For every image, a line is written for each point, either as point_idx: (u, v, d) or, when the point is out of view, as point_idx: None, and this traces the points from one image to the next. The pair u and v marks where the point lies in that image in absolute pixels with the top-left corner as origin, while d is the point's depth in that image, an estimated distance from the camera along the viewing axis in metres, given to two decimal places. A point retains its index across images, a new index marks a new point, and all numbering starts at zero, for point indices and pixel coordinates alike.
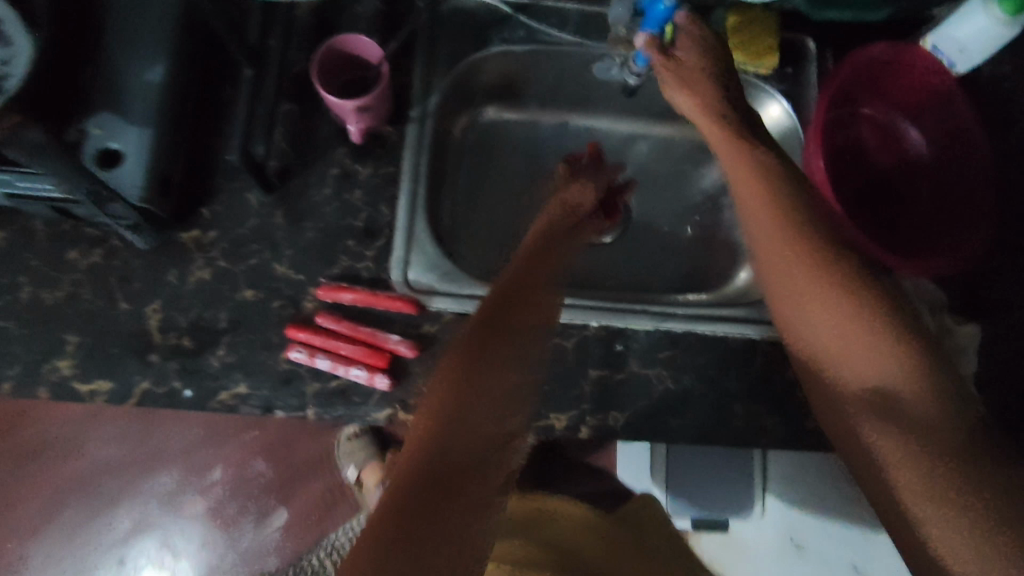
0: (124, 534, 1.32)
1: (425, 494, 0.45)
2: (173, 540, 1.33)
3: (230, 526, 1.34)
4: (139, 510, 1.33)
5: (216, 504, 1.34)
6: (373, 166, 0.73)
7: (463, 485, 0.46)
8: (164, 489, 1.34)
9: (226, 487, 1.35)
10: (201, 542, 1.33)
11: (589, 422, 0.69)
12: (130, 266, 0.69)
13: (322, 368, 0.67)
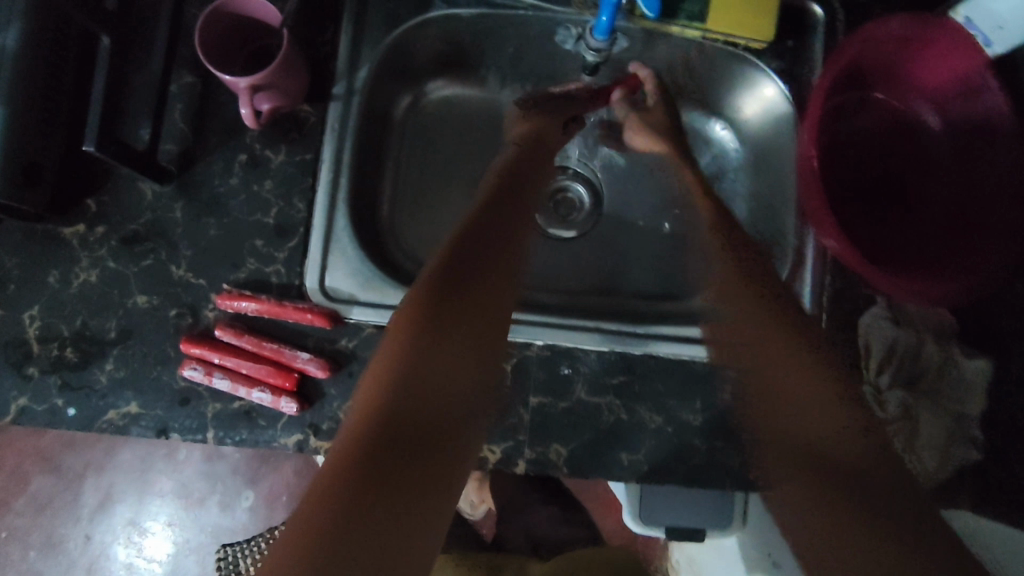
0: (90, 511, 1.24)
1: (368, 462, 0.39)
2: (140, 518, 1.25)
3: (197, 504, 1.25)
4: (105, 483, 1.24)
5: (184, 482, 1.25)
6: (287, 153, 0.62)
7: (406, 453, 0.41)
8: (126, 467, 1.25)
9: (194, 466, 1.25)
10: (169, 520, 1.25)
11: (527, 456, 0.60)
12: (6, 265, 0.60)
13: (221, 389, 0.59)
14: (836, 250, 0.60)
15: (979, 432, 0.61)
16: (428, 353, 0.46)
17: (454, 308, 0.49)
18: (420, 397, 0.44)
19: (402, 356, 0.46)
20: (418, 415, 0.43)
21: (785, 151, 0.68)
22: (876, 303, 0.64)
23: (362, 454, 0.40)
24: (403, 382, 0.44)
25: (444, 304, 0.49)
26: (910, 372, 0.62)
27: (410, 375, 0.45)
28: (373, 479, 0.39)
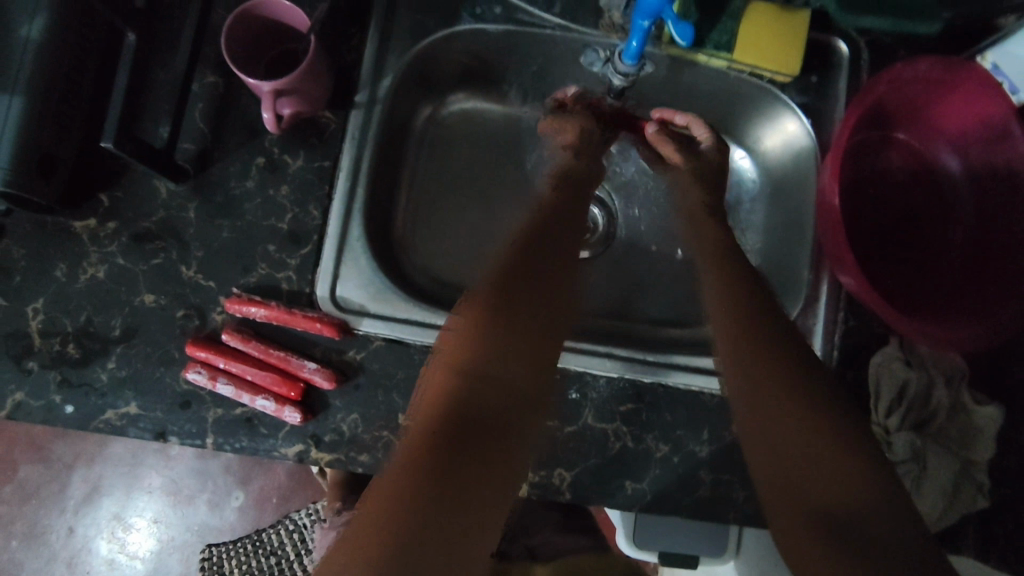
0: (76, 503, 1.22)
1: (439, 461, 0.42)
2: (125, 513, 1.23)
3: (185, 503, 1.23)
4: (95, 476, 1.22)
5: (174, 478, 1.23)
6: (305, 159, 0.62)
7: (467, 450, 0.44)
8: (116, 459, 1.23)
9: (185, 462, 1.24)
10: (155, 516, 1.23)
11: (530, 478, 0.59)
12: (13, 257, 0.59)
13: (224, 395, 0.58)
14: (853, 287, 0.59)
15: (985, 478, 0.61)
16: (490, 367, 0.50)
17: (509, 323, 0.54)
18: (481, 404, 0.47)
19: (453, 387, 0.49)
20: (486, 423, 0.46)
21: (805, 184, 0.68)
22: (888, 343, 0.64)
23: (430, 452, 0.43)
24: (467, 396, 0.47)
25: (504, 321, 0.54)
26: (918, 414, 0.61)
27: (481, 392, 0.48)
28: (454, 479, 0.42)
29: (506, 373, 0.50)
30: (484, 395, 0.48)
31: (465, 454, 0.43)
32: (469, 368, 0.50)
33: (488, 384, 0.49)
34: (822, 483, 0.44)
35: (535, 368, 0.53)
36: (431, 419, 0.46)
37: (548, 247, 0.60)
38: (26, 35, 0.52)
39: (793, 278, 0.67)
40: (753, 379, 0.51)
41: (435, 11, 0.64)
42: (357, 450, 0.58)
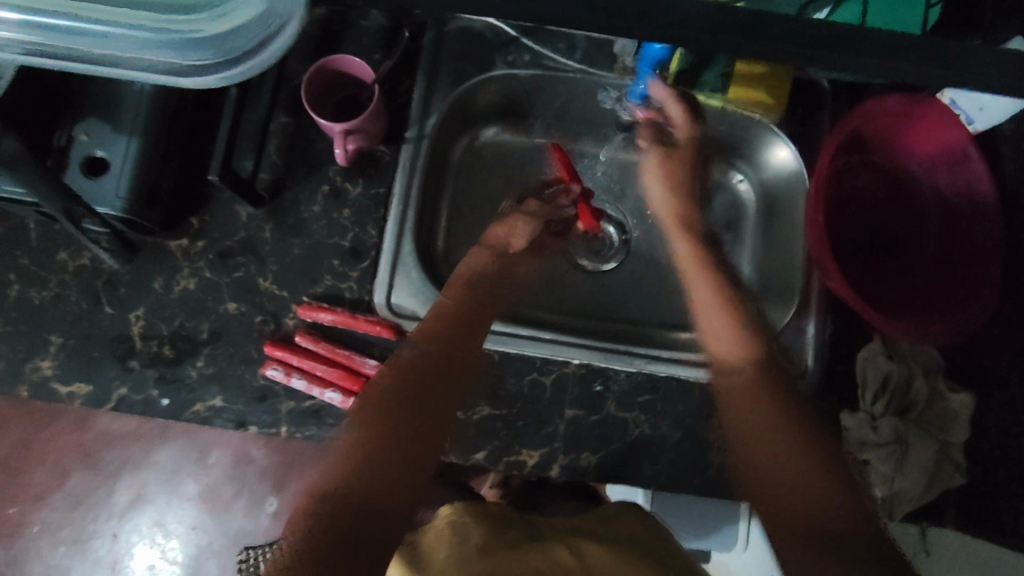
0: (119, 511, 1.23)
1: (359, 475, 0.55)
2: (165, 519, 1.24)
3: (222, 510, 1.24)
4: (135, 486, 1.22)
5: (209, 488, 1.22)
6: (364, 186, 0.72)
7: (382, 469, 0.56)
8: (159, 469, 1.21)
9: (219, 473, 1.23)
10: (193, 523, 1.25)
11: (560, 461, 0.69)
12: (119, 271, 0.69)
13: (297, 388, 0.66)
14: (837, 289, 0.69)
15: (962, 458, 0.69)
16: (414, 399, 0.61)
17: (437, 357, 0.63)
18: (400, 431, 0.58)
19: (363, 432, 0.58)
20: (400, 447, 0.57)
21: (796, 203, 0.78)
22: (872, 340, 0.73)
23: (351, 471, 0.55)
24: (391, 427, 0.58)
25: (431, 355, 0.63)
26: (901, 402, 0.70)
27: (399, 419, 0.59)
28: (370, 493, 0.54)
29: (411, 414, 0.60)
30: (404, 420, 0.59)
31: (379, 476, 0.55)
32: (376, 416, 0.59)
33: (406, 412, 0.60)
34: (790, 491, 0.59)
35: (437, 409, 0.61)
36: (359, 438, 0.58)
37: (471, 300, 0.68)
38: (142, 87, 0.64)
39: (788, 286, 0.77)
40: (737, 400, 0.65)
41: (473, 59, 0.75)
42: None
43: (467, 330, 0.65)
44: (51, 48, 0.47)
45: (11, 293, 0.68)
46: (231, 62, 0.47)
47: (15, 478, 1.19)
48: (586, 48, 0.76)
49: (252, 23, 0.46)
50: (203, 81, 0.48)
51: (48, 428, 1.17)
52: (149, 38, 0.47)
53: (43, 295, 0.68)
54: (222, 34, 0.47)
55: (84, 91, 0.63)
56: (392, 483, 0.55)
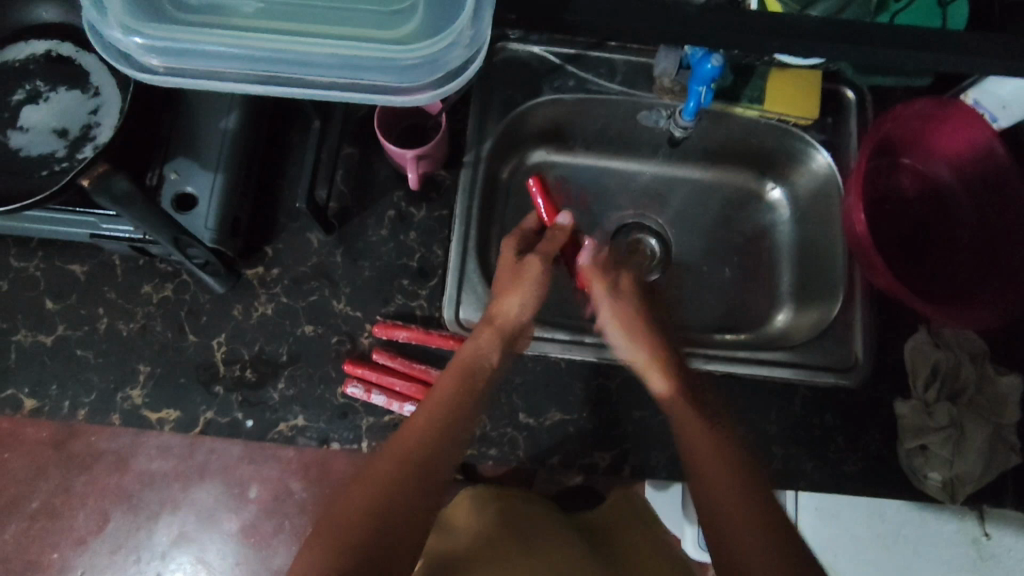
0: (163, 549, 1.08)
1: (353, 532, 0.53)
2: (207, 556, 1.10)
3: (265, 546, 1.11)
4: (175, 523, 1.09)
5: (250, 523, 1.10)
6: (428, 209, 0.76)
7: (405, 512, 0.55)
8: (201, 504, 1.08)
9: (261, 507, 1.10)
10: (236, 560, 1.11)
11: (631, 461, 0.71)
12: (200, 301, 0.73)
13: (377, 404, 0.70)
14: (885, 285, 0.73)
15: (1016, 440, 0.72)
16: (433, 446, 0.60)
17: (455, 403, 0.63)
18: (424, 475, 0.58)
19: (354, 504, 0.55)
20: (422, 493, 0.57)
21: (833, 206, 0.82)
22: (917, 330, 0.77)
23: (370, 508, 0.54)
24: (415, 473, 0.57)
25: (450, 401, 0.63)
26: (951, 388, 0.73)
27: (419, 464, 0.58)
28: (381, 537, 0.53)
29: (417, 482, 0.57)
30: (408, 474, 0.57)
31: (393, 520, 0.54)
32: (374, 486, 0.56)
33: (428, 461, 0.59)
34: (741, 545, 0.55)
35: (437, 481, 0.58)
36: (348, 512, 0.54)
37: (473, 366, 0.66)
38: (224, 127, 0.68)
39: (831, 284, 0.80)
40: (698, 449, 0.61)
41: (521, 87, 0.80)
42: (488, 445, 0.70)
43: (471, 395, 0.64)
44: (264, 77, 0.52)
45: (101, 325, 0.71)
46: (433, 81, 0.52)
47: (51, 523, 1.06)
48: (625, 71, 0.81)
49: (451, 50, 0.51)
50: (398, 102, 0.53)
51: (87, 471, 1.03)
52: (365, 62, 0.52)
53: (130, 327, 0.72)
54: (423, 61, 0.51)
55: (170, 133, 0.68)
56: (403, 517, 0.55)
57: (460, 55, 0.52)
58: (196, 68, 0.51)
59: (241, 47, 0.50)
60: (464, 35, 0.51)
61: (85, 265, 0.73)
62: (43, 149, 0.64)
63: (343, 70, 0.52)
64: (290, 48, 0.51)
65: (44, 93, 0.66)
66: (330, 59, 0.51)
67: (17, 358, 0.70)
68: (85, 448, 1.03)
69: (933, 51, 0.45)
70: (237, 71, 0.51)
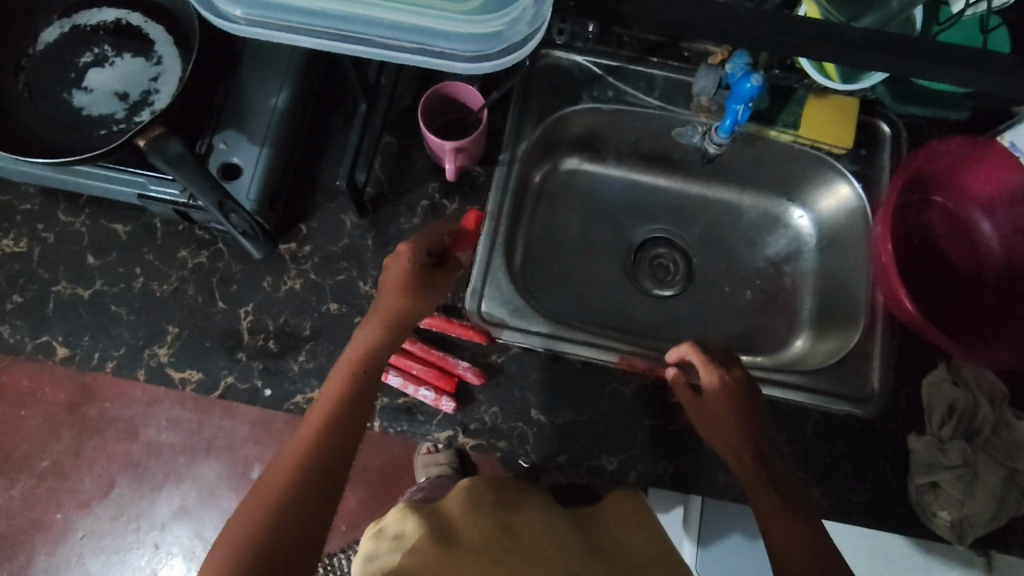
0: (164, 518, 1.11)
1: (284, 488, 0.52)
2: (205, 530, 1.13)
3: None
4: (179, 496, 1.10)
5: None
6: (460, 203, 0.78)
7: (318, 491, 0.53)
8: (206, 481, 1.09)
9: None
10: None
11: (637, 467, 0.72)
12: (232, 269, 0.75)
13: (393, 385, 0.71)
14: (908, 319, 0.73)
15: None
16: (320, 448, 0.55)
17: (353, 398, 0.59)
18: (340, 444, 0.56)
19: (288, 465, 0.54)
20: (336, 458, 0.55)
21: (860, 237, 0.82)
22: (936, 367, 0.76)
23: (297, 478, 0.53)
24: (327, 448, 0.55)
25: (354, 382, 0.60)
26: (967, 428, 0.72)
27: (327, 453, 0.55)
28: (298, 486, 0.53)
29: (328, 443, 0.56)
30: (324, 438, 0.56)
31: (313, 478, 0.53)
32: (302, 445, 0.55)
33: (317, 465, 0.54)
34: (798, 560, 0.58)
35: (341, 445, 0.56)
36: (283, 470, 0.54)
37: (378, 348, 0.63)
38: (274, 105, 0.71)
39: (852, 313, 0.81)
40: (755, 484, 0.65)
41: (560, 93, 0.82)
42: (497, 437, 0.71)
43: (371, 362, 0.62)
44: (337, 35, 0.55)
45: (137, 284, 0.74)
46: (496, 54, 0.56)
47: (57, 483, 1.08)
48: (664, 88, 0.82)
49: (516, 27, 0.55)
50: (464, 71, 0.56)
51: (97, 436, 1.04)
52: (433, 31, 0.55)
53: (164, 288, 0.74)
54: (487, 33, 0.55)
55: (221, 105, 0.71)
56: (317, 480, 0.54)
57: (522, 31, 0.55)
58: (276, 24, 0.55)
59: (321, 4, 0.54)
60: (526, 12, 0.55)
61: (127, 226, 0.76)
62: (104, 110, 0.68)
63: (414, 35, 0.55)
64: (366, 9, 0.54)
65: (110, 58, 0.70)
66: (404, 23, 0.55)
67: (55, 307, 0.73)
68: (99, 413, 1.03)
69: (974, 68, 0.47)
70: (313, 28, 0.55)
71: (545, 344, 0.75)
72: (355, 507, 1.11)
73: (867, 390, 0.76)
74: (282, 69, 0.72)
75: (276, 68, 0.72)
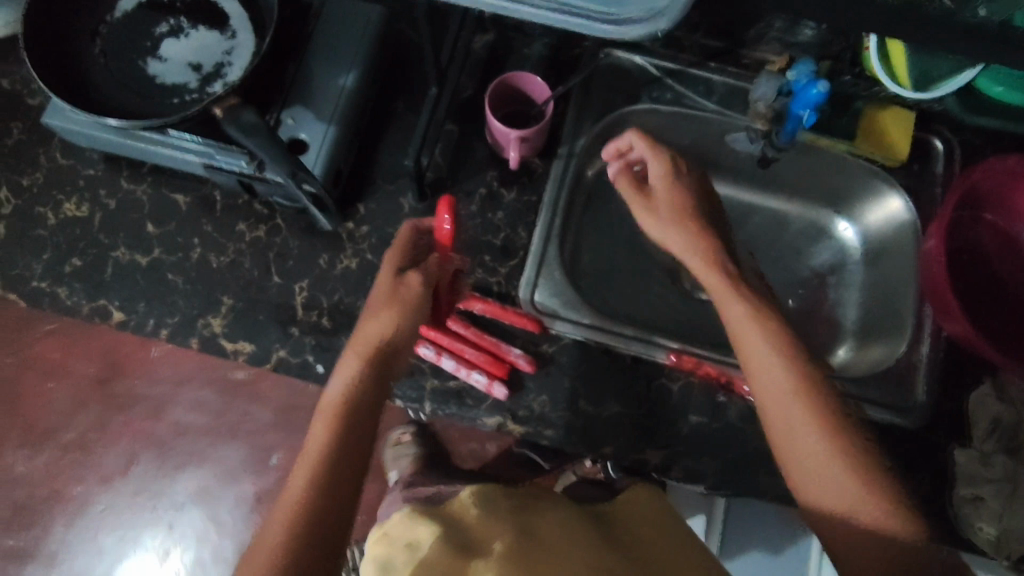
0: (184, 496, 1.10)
1: (308, 491, 0.52)
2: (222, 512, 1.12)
3: None
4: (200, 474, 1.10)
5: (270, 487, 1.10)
6: (518, 192, 0.78)
7: (341, 489, 0.53)
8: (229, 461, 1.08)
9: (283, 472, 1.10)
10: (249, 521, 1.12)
11: (681, 463, 0.72)
12: (289, 245, 0.76)
13: (446, 368, 0.71)
14: (957, 330, 0.74)
15: None
16: (337, 443, 0.55)
17: (365, 388, 0.59)
18: (355, 435, 0.56)
19: (309, 464, 0.54)
20: (354, 454, 0.55)
21: (908, 250, 0.82)
22: (982, 381, 0.77)
23: (318, 478, 0.52)
24: (343, 442, 0.55)
25: (365, 373, 0.60)
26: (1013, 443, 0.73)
27: (346, 449, 0.55)
28: (319, 484, 0.52)
29: (343, 437, 0.55)
30: (343, 433, 0.56)
31: (334, 476, 0.53)
32: (319, 440, 0.55)
33: (336, 462, 0.54)
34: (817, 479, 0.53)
35: (356, 438, 0.56)
36: (305, 469, 0.53)
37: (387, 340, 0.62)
38: (343, 84, 0.72)
39: (897, 324, 0.81)
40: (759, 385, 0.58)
41: (621, 91, 0.82)
42: (545, 425, 0.72)
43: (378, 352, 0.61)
44: None
45: (194, 254, 0.75)
46: None
47: (81, 455, 1.09)
48: (722, 92, 0.83)
49: None
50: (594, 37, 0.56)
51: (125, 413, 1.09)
52: None
53: (221, 260, 0.75)
54: None
55: (292, 81, 0.71)
56: (337, 476, 0.53)
57: None
58: None
59: None
60: None
61: (187, 197, 0.77)
62: (178, 80, 0.69)
63: None
64: None
65: (185, 29, 0.70)
66: None
67: (113, 272, 0.74)
68: None
69: None
70: None
71: (595, 336, 0.75)
72: (374, 498, 1.10)
73: (912, 399, 0.76)
74: (352, 50, 0.73)
75: (348, 47, 0.73)
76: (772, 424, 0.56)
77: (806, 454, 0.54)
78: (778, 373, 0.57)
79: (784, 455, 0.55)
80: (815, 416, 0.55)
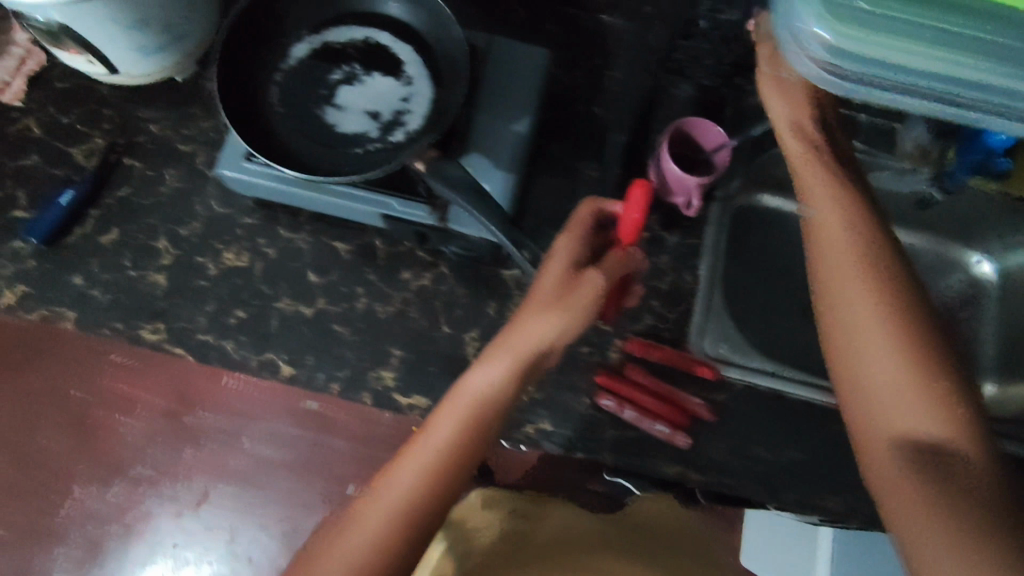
0: None
1: (414, 494, 0.50)
2: None
3: None
4: None
5: None
6: (681, 236, 0.78)
7: (442, 499, 0.50)
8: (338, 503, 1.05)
9: None
10: None
11: (864, 510, 0.70)
12: (456, 294, 0.74)
13: (627, 419, 0.71)
14: None
15: None
16: (452, 454, 0.51)
17: (497, 394, 0.54)
18: (473, 441, 0.53)
19: (416, 464, 0.51)
20: (464, 461, 0.52)
21: None
22: None
23: (426, 486, 0.50)
24: (459, 452, 0.52)
25: (503, 375, 0.54)
26: None
27: (457, 456, 0.51)
28: (425, 489, 0.50)
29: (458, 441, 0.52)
30: (460, 444, 0.52)
31: (440, 487, 0.50)
32: (437, 440, 0.52)
33: (447, 476, 0.51)
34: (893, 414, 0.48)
35: (472, 448, 0.52)
36: (420, 472, 0.51)
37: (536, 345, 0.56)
38: (518, 130, 0.70)
39: None
40: (841, 307, 0.51)
41: None
42: (726, 474, 0.71)
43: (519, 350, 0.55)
44: None
45: (359, 304, 0.73)
46: None
47: None
48: (865, 132, 0.83)
49: None
50: None
51: None
52: None
53: (388, 310, 0.73)
54: None
55: (467, 129, 0.70)
56: (444, 484, 0.51)
57: None
58: None
59: None
60: None
61: (348, 246, 0.75)
62: (358, 129, 0.67)
63: None
64: None
65: (360, 77, 0.68)
66: None
67: (279, 325, 0.72)
68: None
69: None
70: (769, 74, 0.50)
71: (768, 381, 0.74)
72: None
73: None
74: (525, 95, 0.71)
75: (520, 93, 0.71)
76: (836, 344, 0.51)
77: (874, 394, 0.49)
78: (863, 304, 0.50)
79: (843, 373, 0.51)
80: (898, 339, 0.48)
